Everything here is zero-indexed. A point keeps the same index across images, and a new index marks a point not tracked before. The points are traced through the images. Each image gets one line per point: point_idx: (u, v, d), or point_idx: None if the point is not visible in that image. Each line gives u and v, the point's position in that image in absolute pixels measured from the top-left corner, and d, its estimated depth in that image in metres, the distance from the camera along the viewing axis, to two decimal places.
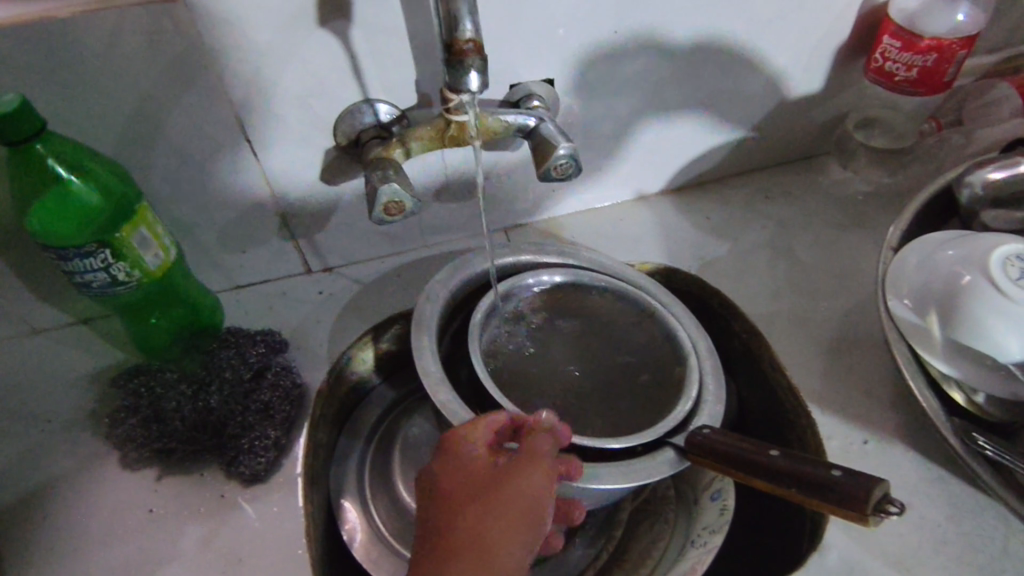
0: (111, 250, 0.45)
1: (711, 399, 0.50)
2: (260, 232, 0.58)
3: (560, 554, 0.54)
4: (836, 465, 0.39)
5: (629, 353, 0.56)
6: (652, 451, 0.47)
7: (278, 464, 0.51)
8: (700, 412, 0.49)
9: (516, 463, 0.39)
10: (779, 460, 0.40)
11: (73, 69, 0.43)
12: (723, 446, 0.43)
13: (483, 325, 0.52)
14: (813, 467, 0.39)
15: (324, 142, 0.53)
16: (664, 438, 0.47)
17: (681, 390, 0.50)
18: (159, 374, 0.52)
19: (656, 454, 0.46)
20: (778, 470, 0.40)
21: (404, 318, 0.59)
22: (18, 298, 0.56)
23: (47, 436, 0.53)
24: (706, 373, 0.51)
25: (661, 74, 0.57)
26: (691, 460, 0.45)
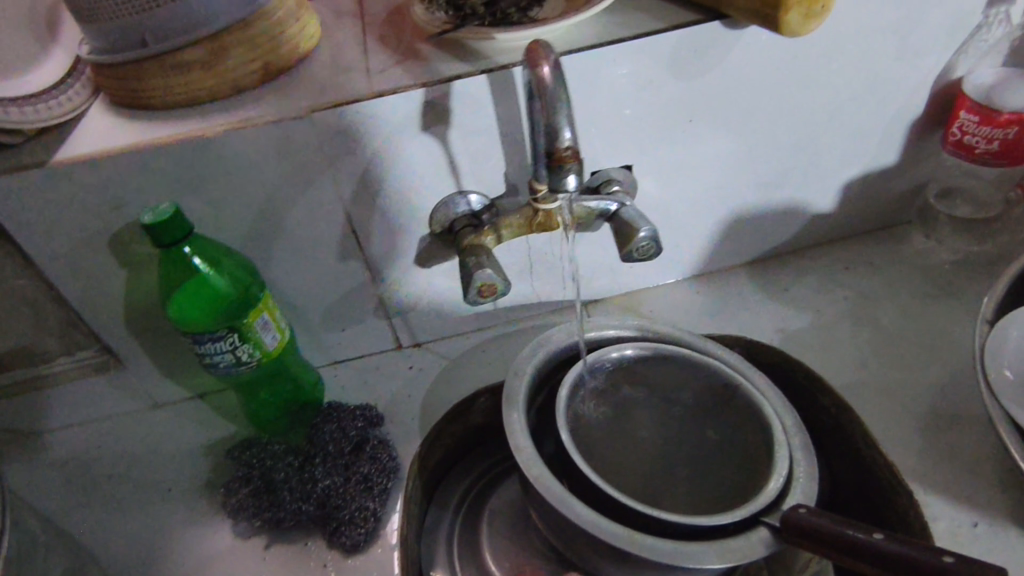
0: (238, 334, 0.50)
1: (804, 478, 0.49)
2: (359, 312, 0.63)
3: None
4: (944, 547, 0.39)
5: (709, 431, 0.57)
6: (745, 530, 0.46)
7: (376, 536, 0.53)
8: (794, 490, 0.48)
9: None
10: (889, 546, 0.40)
11: (212, 177, 0.50)
12: (824, 527, 0.42)
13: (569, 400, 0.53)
14: (926, 554, 0.39)
15: (420, 230, 0.58)
16: (758, 517, 0.46)
17: (769, 468, 0.50)
18: (268, 447, 0.57)
19: (750, 534, 0.46)
20: (886, 556, 0.40)
21: (491, 392, 0.62)
22: (148, 373, 0.62)
23: (166, 501, 0.57)
24: (796, 449, 0.50)
25: (735, 156, 0.60)
26: (784, 539, 0.44)
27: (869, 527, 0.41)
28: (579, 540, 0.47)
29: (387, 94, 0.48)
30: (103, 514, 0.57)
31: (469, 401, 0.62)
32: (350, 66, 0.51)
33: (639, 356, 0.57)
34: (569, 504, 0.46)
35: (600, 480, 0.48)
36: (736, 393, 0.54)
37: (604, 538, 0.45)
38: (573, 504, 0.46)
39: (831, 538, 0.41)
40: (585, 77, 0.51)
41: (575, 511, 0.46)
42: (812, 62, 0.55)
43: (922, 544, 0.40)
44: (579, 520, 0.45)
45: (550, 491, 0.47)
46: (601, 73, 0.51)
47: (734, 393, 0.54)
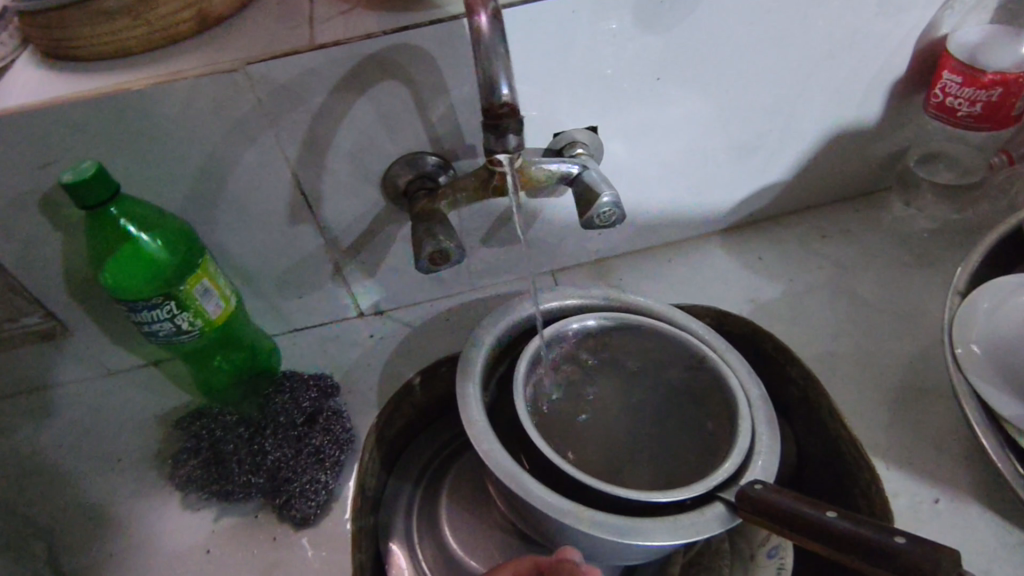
0: (175, 302, 0.48)
1: (764, 452, 0.47)
2: (315, 278, 0.60)
3: None
4: (900, 529, 0.37)
5: (670, 401, 0.55)
6: (700, 505, 0.45)
7: (329, 508, 0.52)
8: (754, 465, 0.47)
9: None
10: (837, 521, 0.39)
11: (145, 136, 0.47)
12: (777, 501, 0.41)
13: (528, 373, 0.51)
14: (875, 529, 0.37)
15: (375, 193, 0.55)
16: (715, 492, 0.45)
17: (729, 443, 0.49)
18: (219, 418, 0.55)
19: (706, 509, 0.45)
20: (837, 533, 0.38)
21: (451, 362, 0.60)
22: (97, 341, 0.60)
23: (115, 471, 0.56)
24: (759, 423, 0.49)
25: (707, 116, 0.57)
26: (738, 512, 0.43)
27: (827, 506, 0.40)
28: (532, 515, 0.46)
29: (330, 46, 0.45)
30: (50, 486, 0.55)
31: (429, 371, 0.60)
32: (293, 16, 0.48)
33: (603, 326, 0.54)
34: (520, 480, 0.44)
35: (554, 454, 0.47)
36: (701, 364, 0.52)
37: (554, 513, 0.44)
38: (524, 478, 0.45)
39: (783, 512, 0.40)
40: (545, 30, 0.47)
41: (525, 487, 0.44)
42: (789, 15, 0.51)
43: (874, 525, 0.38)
44: (529, 495, 0.44)
45: (502, 467, 0.45)
46: (562, 26, 0.47)
47: (699, 363, 0.52)
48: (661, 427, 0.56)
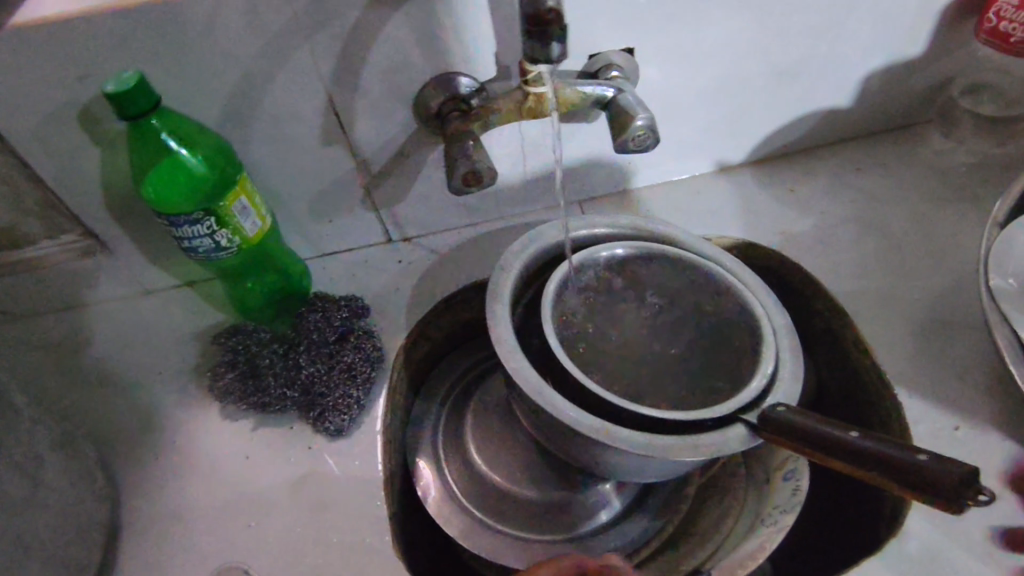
0: (214, 218, 0.48)
1: (788, 378, 0.48)
2: (346, 202, 0.61)
3: (625, 524, 0.55)
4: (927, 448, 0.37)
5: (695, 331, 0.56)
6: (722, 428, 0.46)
7: (361, 422, 0.54)
8: (777, 391, 0.47)
9: None
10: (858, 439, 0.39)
11: (181, 49, 0.47)
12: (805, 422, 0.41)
13: (555, 296, 0.52)
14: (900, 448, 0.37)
15: (407, 115, 0.55)
16: (736, 415, 0.46)
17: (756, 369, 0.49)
18: (254, 335, 0.57)
19: (728, 430, 0.46)
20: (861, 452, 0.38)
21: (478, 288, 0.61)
22: (135, 259, 0.62)
23: (156, 383, 0.58)
24: (783, 353, 0.49)
25: (746, 40, 0.55)
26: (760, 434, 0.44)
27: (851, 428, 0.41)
28: (558, 431, 0.47)
29: None
30: (96, 395, 0.58)
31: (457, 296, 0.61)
32: None
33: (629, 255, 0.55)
34: (549, 397, 0.46)
35: (582, 373, 0.48)
36: (726, 294, 0.53)
37: (580, 428, 0.45)
38: (552, 394, 0.46)
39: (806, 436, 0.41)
40: None
41: (551, 402, 0.46)
42: None
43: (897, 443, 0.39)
44: (557, 410, 0.45)
45: (531, 383, 0.46)
46: None
47: (724, 293, 0.53)
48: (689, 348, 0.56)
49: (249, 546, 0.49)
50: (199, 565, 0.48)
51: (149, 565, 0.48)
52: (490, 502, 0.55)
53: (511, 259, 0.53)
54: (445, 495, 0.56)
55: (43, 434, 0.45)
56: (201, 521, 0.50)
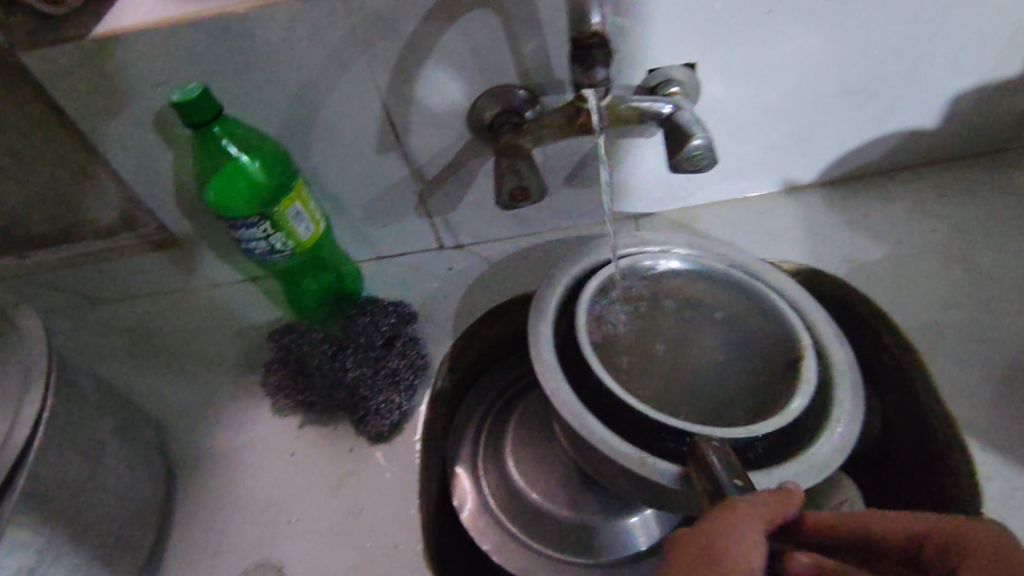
0: (270, 222, 0.50)
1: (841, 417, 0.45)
2: (400, 208, 0.62)
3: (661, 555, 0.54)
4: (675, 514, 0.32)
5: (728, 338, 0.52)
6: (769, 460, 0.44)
7: (400, 428, 0.55)
8: (830, 430, 0.45)
9: None
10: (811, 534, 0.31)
11: (248, 60, 0.48)
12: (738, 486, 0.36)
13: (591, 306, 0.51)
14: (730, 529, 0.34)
15: (461, 127, 0.55)
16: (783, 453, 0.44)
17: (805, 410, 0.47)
18: (305, 334, 0.59)
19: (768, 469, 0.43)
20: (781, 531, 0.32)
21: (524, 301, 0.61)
22: (203, 254, 0.65)
23: (215, 374, 0.61)
24: (836, 385, 0.47)
25: (820, 57, 0.52)
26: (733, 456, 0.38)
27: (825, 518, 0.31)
28: (591, 456, 0.46)
29: None
30: (159, 381, 0.61)
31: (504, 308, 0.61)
32: None
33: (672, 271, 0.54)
34: (583, 420, 0.45)
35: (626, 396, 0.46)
36: (775, 316, 0.51)
37: (613, 454, 0.44)
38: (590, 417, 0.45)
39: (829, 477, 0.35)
40: None
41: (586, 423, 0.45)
42: None
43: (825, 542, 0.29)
44: (591, 436, 0.44)
45: (567, 404, 0.46)
46: None
47: (773, 315, 0.51)
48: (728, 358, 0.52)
49: (286, 540, 0.50)
50: (238, 554, 0.50)
51: (194, 548, 0.51)
52: (524, 518, 0.55)
53: (557, 275, 0.52)
54: (480, 507, 0.56)
55: (106, 418, 0.48)
56: (243, 511, 0.52)
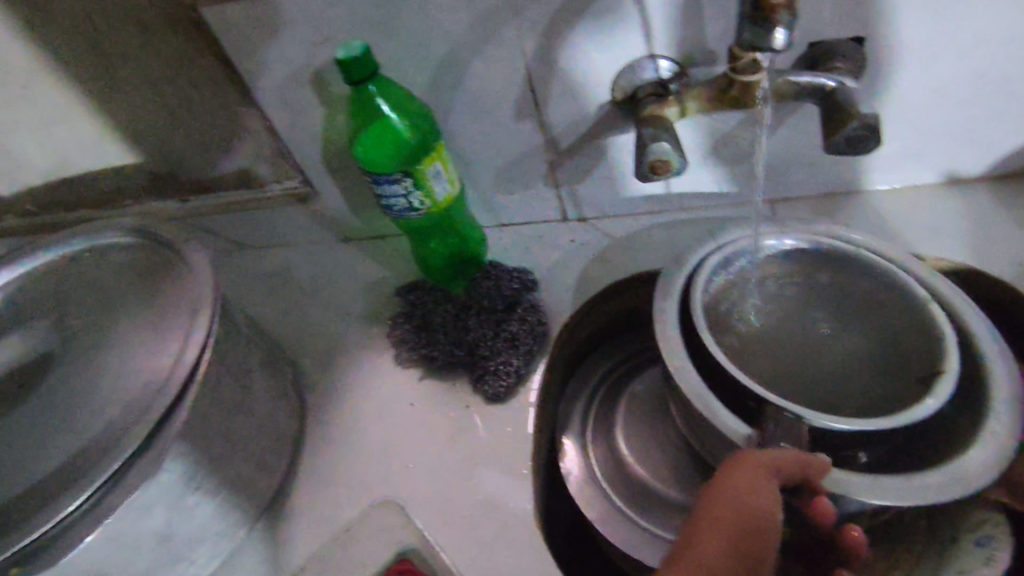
0: (412, 179, 0.52)
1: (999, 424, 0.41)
2: (530, 176, 0.62)
3: None
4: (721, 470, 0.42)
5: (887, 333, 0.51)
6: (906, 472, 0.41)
7: (517, 390, 0.56)
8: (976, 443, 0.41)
9: None
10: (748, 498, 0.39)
11: (405, 21, 0.50)
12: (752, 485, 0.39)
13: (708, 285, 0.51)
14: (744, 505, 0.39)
15: (601, 96, 0.54)
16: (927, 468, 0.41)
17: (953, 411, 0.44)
18: (431, 293, 0.61)
19: (913, 476, 0.40)
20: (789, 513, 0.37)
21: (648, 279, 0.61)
22: (340, 209, 0.69)
23: (345, 322, 0.65)
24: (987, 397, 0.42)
25: (1009, 35, 0.47)
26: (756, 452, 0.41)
27: (755, 462, 0.40)
28: (714, 439, 0.45)
29: None
30: (294, 324, 0.66)
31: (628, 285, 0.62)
32: None
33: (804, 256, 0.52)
34: (709, 403, 0.44)
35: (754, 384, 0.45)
36: (920, 313, 0.47)
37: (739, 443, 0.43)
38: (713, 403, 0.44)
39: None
40: None
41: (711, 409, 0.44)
42: None
43: (763, 473, 0.40)
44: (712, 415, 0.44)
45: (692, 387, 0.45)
46: None
47: (919, 313, 0.47)
48: (874, 371, 0.52)
49: (404, 484, 0.53)
50: (360, 491, 0.53)
51: (319, 480, 0.55)
52: (631, 495, 0.55)
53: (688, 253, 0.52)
54: (587, 477, 0.56)
55: (255, 351, 0.53)
56: (366, 451, 0.55)
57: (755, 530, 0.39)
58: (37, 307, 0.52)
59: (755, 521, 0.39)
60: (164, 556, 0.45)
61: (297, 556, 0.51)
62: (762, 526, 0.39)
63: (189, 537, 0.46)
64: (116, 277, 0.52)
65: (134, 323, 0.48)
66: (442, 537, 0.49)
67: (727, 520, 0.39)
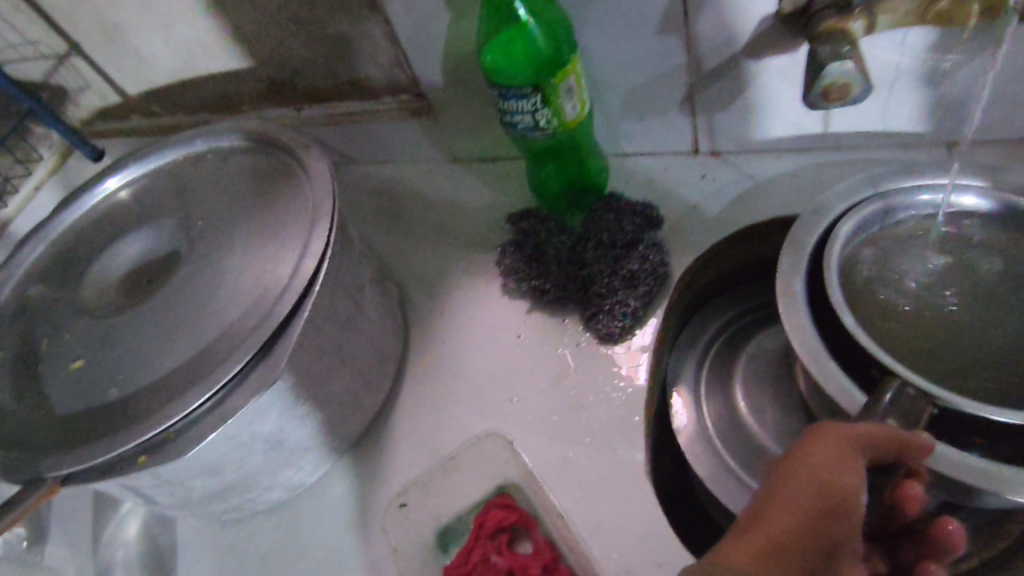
0: (542, 95, 0.48)
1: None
2: (664, 101, 0.56)
3: None
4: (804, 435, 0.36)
5: None
6: None
7: (631, 333, 0.52)
8: None
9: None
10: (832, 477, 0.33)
11: None
12: (846, 462, 0.33)
13: (850, 239, 0.44)
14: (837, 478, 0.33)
15: (765, 8, 0.47)
16: None
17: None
18: (545, 222, 0.57)
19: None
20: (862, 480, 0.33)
21: (777, 224, 0.55)
22: (453, 128, 0.65)
23: (452, 246, 0.62)
24: None
25: None
26: (845, 430, 0.34)
27: (838, 435, 0.34)
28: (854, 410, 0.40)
29: None
30: (400, 243, 0.64)
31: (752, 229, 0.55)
32: None
33: (970, 211, 0.44)
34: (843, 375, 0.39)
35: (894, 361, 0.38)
36: None
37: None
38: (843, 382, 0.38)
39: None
40: None
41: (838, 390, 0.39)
42: None
43: (850, 452, 0.33)
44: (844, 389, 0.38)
45: (832, 360, 0.40)
46: None
47: None
48: None
49: (506, 417, 0.51)
50: (460, 419, 0.52)
51: (420, 402, 0.54)
52: (745, 454, 0.50)
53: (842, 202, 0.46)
54: (697, 430, 0.53)
55: (367, 267, 0.51)
56: (469, 379, 0.54)
57: (840, 514, 0.32)
58: (161, 205, 0.53)
59: (842, 505, 0.33)
60: (273, 458, 0.46)
61: (396, 475, 0.51)
62: (849, 511, 0.33)
63: (297, 444, 0.47)
64: (235, 181, 0.51)
65: (253, 229, 0.47)
66: (542, 475, 0.48)
67: (811, 500, 0.32)
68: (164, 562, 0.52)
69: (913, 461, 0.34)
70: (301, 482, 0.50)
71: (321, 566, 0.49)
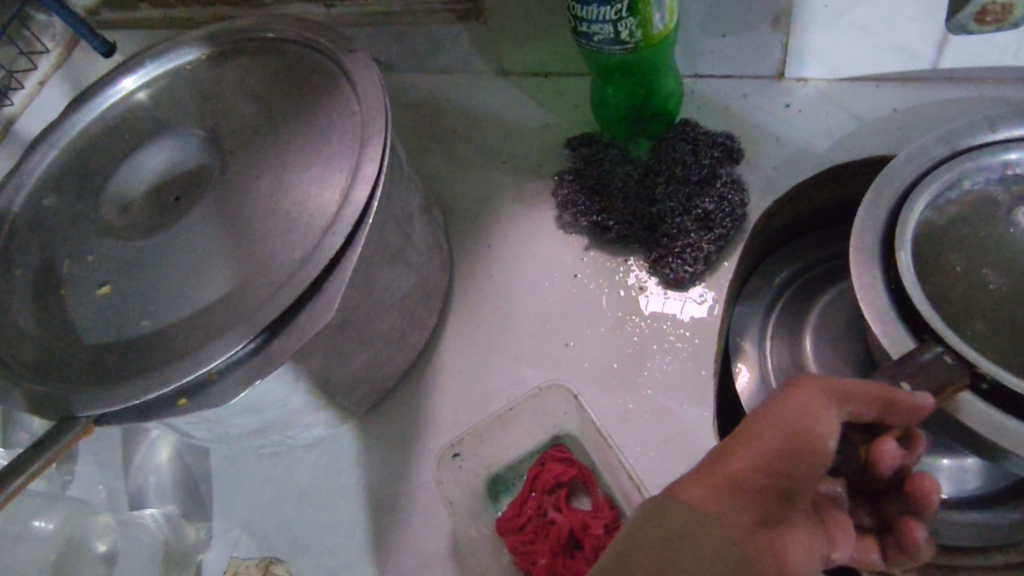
0: (629, 2, 0.41)
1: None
2: (754, 15, 0.49)
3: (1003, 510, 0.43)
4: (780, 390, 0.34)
5: None
6: None
7: (701, 279, 0.48)
8: None
9: (802, 532, 0.32)
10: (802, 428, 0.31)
11: None
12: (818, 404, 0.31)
13: (935, 198, 0.39)
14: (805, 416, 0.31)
15: None
16: None
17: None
18: (609, 149, 0.52)
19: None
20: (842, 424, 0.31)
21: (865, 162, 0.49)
22: (505, 35, 0.58)
23: (500, 171, 0.57)
24: None
25: None
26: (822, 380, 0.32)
27: (815, 384, 0.32)
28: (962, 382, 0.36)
29: None
30: (444, 164, 0.59)
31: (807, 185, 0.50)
32: None
33: None
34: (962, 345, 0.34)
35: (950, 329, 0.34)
36: None
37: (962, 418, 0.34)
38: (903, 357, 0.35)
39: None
40: None
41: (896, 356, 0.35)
42: None
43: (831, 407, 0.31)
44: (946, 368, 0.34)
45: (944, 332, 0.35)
46: None
47: None
48: None
49: (560, 364, 0.48)
50: (511, 362, 0.49)
51: (466, 342, 0.50)
52: None
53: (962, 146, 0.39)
54: (763, 383, 0.50)
55: (415, 193, 0.46)
56: (519, 320, 0.50)
57: (802, 463, 0.30)
58: (186, 112, 0.47)
59: (806, 453, 0.30)
60: (316, 397, 0.44)
61: (442, 417, 0.48)
62: (816, 459, 0.30)
63: (341, 382, 0.44)
64: (269, 88, 0.45)
65: (292, 147, 0.42)
66: (603, 428, 0.45)
67: (773, 444, 0.31)
68: (199, 492, 0.50)
69: (898, 421, 0.32)
70: (342, 419, 0.48)
71: (364, 506, 0.47)
